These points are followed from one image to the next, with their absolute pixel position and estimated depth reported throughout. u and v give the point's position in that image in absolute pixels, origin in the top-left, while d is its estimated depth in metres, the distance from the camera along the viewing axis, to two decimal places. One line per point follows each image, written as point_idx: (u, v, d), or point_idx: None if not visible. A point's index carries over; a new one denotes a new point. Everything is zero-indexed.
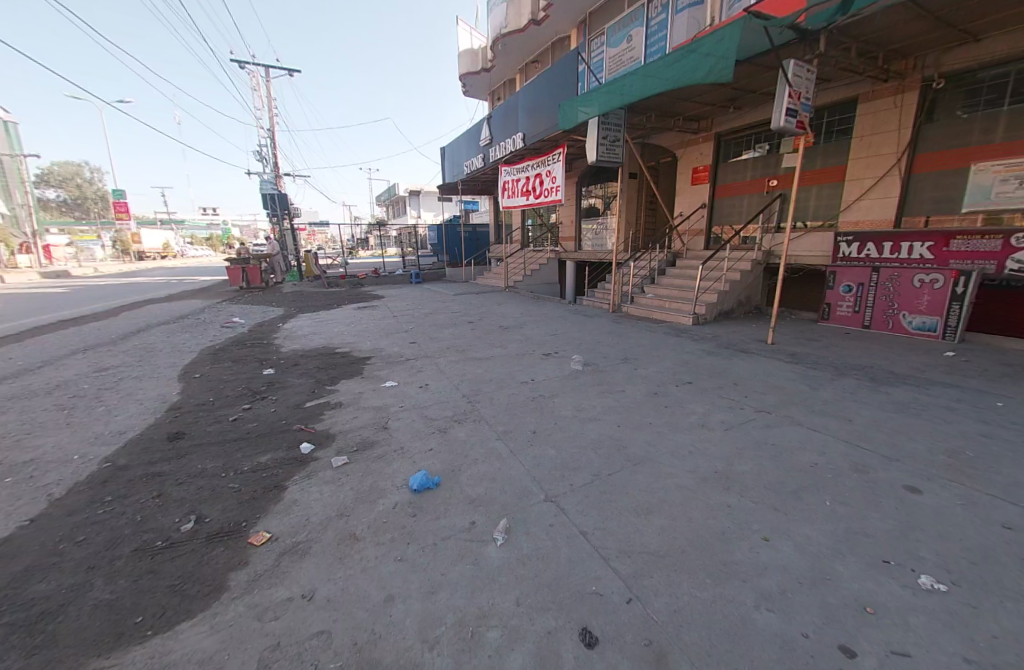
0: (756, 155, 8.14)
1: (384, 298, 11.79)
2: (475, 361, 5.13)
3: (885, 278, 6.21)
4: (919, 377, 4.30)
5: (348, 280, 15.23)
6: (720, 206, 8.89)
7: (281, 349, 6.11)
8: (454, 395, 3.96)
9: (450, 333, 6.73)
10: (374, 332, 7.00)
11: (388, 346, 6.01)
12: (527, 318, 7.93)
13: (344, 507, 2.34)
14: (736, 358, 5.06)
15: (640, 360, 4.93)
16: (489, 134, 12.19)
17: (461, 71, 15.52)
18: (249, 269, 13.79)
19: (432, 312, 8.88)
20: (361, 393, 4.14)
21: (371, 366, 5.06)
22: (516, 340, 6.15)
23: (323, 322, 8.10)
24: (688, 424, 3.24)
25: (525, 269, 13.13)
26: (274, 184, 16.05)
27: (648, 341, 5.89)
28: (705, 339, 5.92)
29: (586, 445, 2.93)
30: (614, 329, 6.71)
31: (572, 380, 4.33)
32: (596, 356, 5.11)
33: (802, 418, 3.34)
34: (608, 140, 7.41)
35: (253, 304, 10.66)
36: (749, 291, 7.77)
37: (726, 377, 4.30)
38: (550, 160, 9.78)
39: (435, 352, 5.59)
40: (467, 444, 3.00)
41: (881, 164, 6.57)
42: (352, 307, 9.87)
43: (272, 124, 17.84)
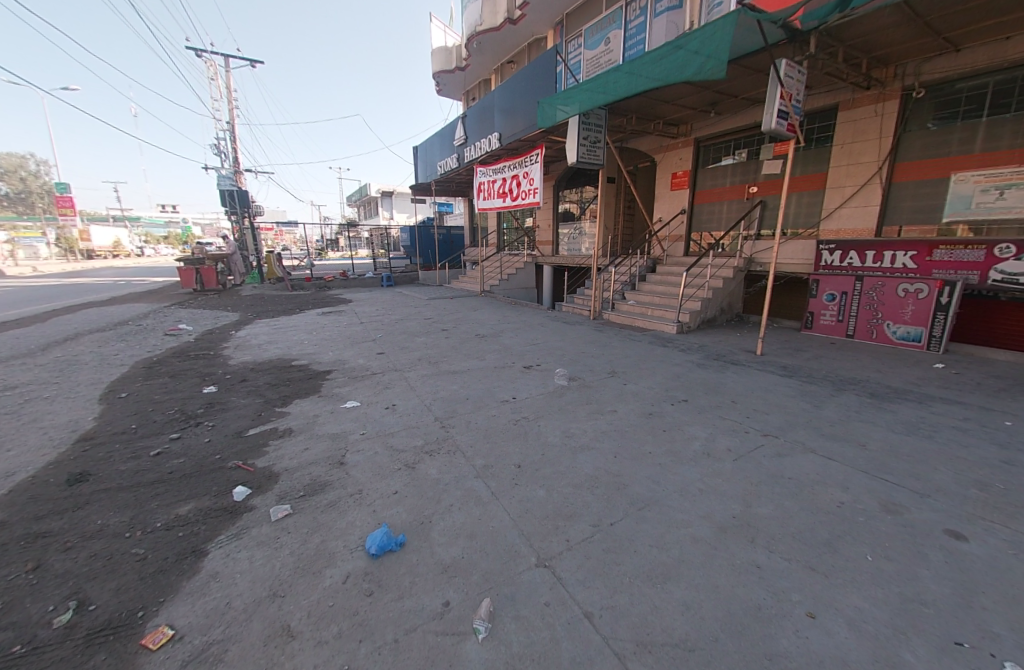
0: (736, 161, 8.02)
1: (352, 302, 11.08)
2: (448, 376, 4.63)
3: (869, 287, 6.10)
4: (918, 392, 4.14)
5: (314, 282, 14.35)
6: (700, 212, 8.72)
7: (229, 361, 5.40)
8: (424, 418, 3.46)
9: (422, 343, 6.19)
10: (338, 341, 6.38)
11: (352, 358, 5.43)
12: (506, 325, 7.48)
13: (280, 584, 1.81)
14: (729, 370, 4.78)
15: (630, 374, 4.56)
16: (464, 133, 11.70)
17: (434, 68, 14.97)
18: (203, 270, 12.72)
19: (403, 318, 8.29)
20: (315, 417, 3.57)
21: (331, 382, 4.48)
22: (495, 350, 5.69)
23: (281, 329, 7.38)
24: (692, 453, 2.87)
25: (502, 273, 12.69)
26: (232, 179, 14.98)
27: (635, 352, 5.56)
28: (693, 349, 5.64)
29: (581, 483, 2.50)
30: (597, 339, 6.35)
31: (558, 397, 3.91)
32: (582, 370, 4.71)
33: (813, 443, 3.05)
34: (589, 141, 7.05)
35: (205, 309, 9.74)
36: (731, 299, 7.61)
37: (723, 393, 3.99)
38: (528, 161, 9.40)
39: (404, 365, 5.06)
40: (439, 484, 2.52)
41: (862, 172, 6.47)
42: (315, 312, 9.14)
43: (230, 116, 16.71)
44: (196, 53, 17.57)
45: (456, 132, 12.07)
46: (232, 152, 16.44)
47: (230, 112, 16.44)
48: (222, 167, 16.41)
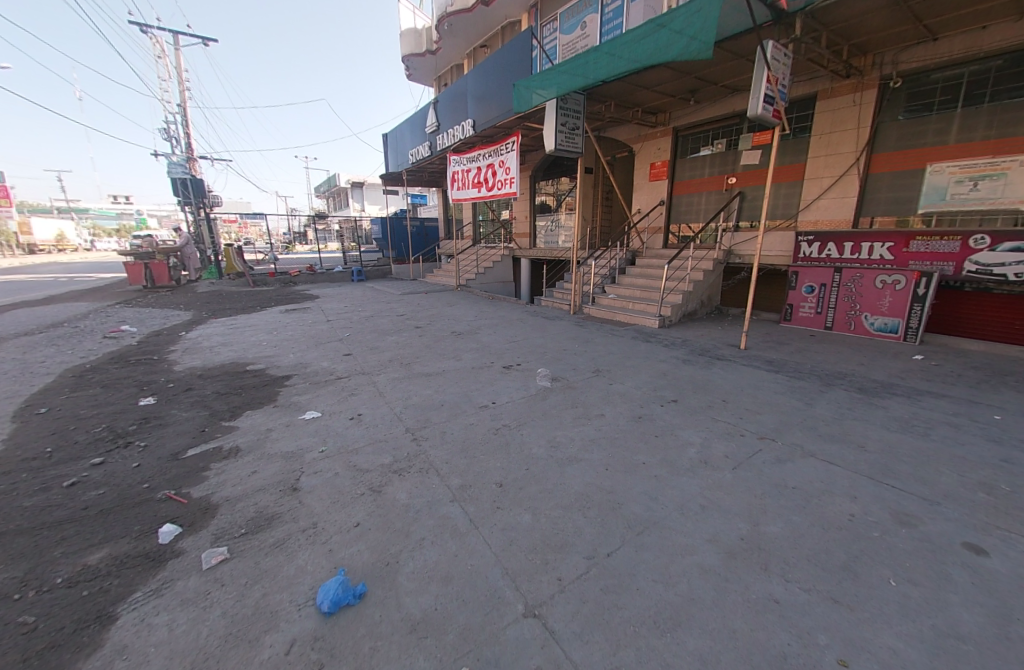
0: (714, 150, 7.88)
1: (318, 298, 10.46)
2: (421, 379, 4.26)
3: (848, 279, 6.09)
4: (905, 386, 4.07)
5: (278, 277, 13.55)
6: (678, 203, 8.57)
7: (173, 368, 4.85)
8: (393, 430, 3.10)
9: (394, 342, 5.77)
10: (302, 342, 5.88)
11: (315, 360, 4.97)
12: (483, 321, 7.13)
13: (205, 659, 1.45)
14: (716, 366, 4.60)
15: (615, 372, 4.33)
16: (435, 120, 11.17)
17: (404, 51, 14.28)
18: (153, 265, 11.75)
19: (373, 315, 7.80)
20: (268, 432, 3.15)
21: (289, 389, 4.04)
22: (472, 349, 5.36)
23: (238, 330, 6.79)
24: (688, 461, 2.64)
25: (478, 267, 12.30)
26: (184, 166, 13.90)
27: (618, 348, 5.32)
28: (677, 345, 5.47)
29: (572, 504, 2.22)
30: (578, 335, 6.11)
31: (541, 400, 3.62)
32: (565, 369, 4.44)
33: (811, 446, 2.87)
34: (567, 128, 6.72)
35: (154, 308, 8.95)
36: (711, 291, 7.51)
37: (713, 392, 3.79)
38: (503, 149, 9.01)
39: (373, 367, 4.65)
40: (409, 512, 2.18)
41: (840, 162, 6.43)
42: (277, 310, 8.53)
43: (182, 99, 15.51)
44: (141, 28, 16.16)
45: (428, 118, 11.52)
46: (185, 138, 15.27)
47: (180, 93, 15.24)
48: (174, 153, 15.22)
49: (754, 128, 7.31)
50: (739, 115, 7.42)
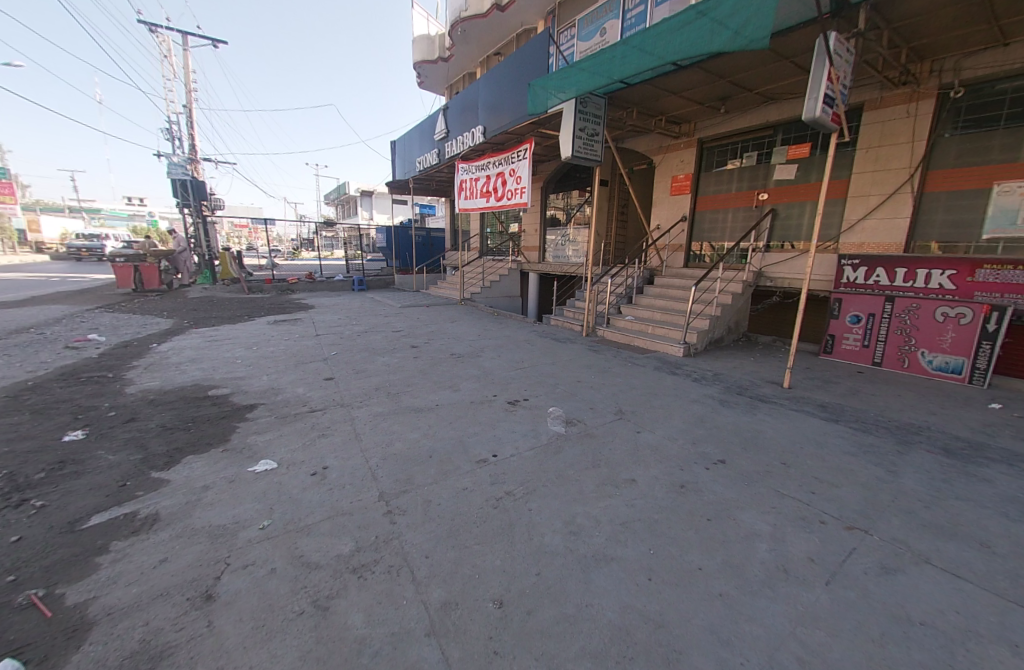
0: (744, 164, 7.26)
1: (313, 308, 9.85)
2: (409, 417, 3.55)
3: (901, 309, 5.37)
4: (998, 447, 3.32)
5: (274, 284, 12.98)
6: (702, 220, 7.93)
7: (124, 390, 4.19)
8: (363, 496, 2.38)
9: (383, 365, 5.07)
10: (281, 361, 5.20)
11: (289, 386, 4.27)
12: (486, 342, 6.43)
13: None
14: (761, 411, 3.86)
15: (642, 416, 3.61)
16: (444, 127, 10.68)
17: (415, 58, 13.95)
18: (143, 268, 11.22)
19: (366, 331, 7.12)
20: (204, 492, 2.46)
21: (247, 426, 3.35)
22: (471, 377, 4.65)
23: (215, 342, 6.15)
24: (760, 571, 1.90)
25: (484, 280, 11.68)
26: (185, 168, 13.51)
27: (641, 382, 4.60)
28: (708, 379, 4.76)
29: (604, 650, 1.49)
30: (593, 362, 5.41)
31: (553, 455, 2.90)
32: (580, 408, 3.73)
33: (920, 546, 2.12)
34: (585, 133, 6.12)
35: (134, 315, 8.34)
36: (739, 317, 6.78)
37: (766, 451, 3.06)
38: (514, 157, 8.47)
39: (354, 398, 3.95)
40: (362, 656, 1.46)
41: (889, 180, 5.76)
42: (265, 321, 7.90)
43: (188, 101, 15.21)
44: (150, 28, 16.02)
45: (437, 125, 11.02)
46: (188, 139, 14.94)
47: (187, 95, 14.96)
48: (176, 154, 14.85)
49: (789, 141, 6.70)
50: (772, 126, 6.82)
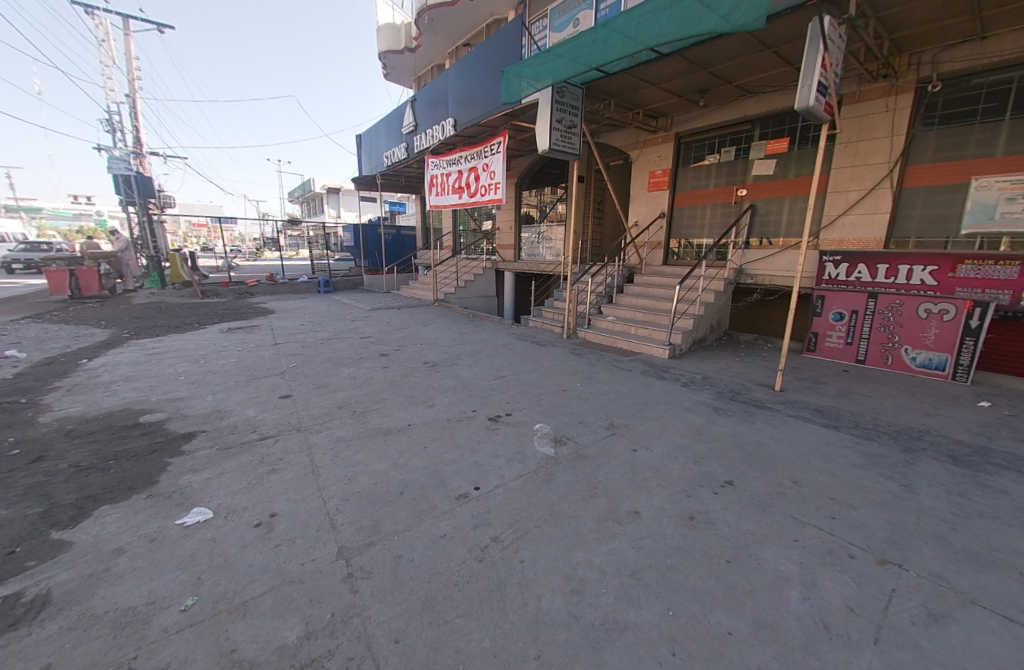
0: (722, 159, 7.12)
1: (273, 313, 9.14)
2: (376, 441, 3.11)
3: (884, 306, 5.30)
4: (999, 451, 3.21)
5: (232, 287, 12.05)
6: (680, 216, 7.75)
7: (37, 419, 3.55)
8: (318, 555, 1.95)
9: (349, 377, 4.58)
10: (231, 377, 4.62)
11: (238, 408, 3.74)
12: (462, 347, 6.03)
13: None
14: (758, 419, 3.63)
15: (637, 430, 3.30)
16: (412, 119, 10.13)
17: (380, 47, 13.17)
18: (81, 271, 10.12)
19: (331, 338, 6.55)
20: (115, 559, 1.97)
21: (181, 463, 2.83)
22: (447, 389, 4.23)
23: (158, 356, 5.48)
24: (799, 632, 1.61)
25: (458, 280, 11.22)
26: (128, 162, 12.36)
27: (630, 389, 4.30)
28: (698, 383, 4.53)
29: None
30: (577, 367, 5.10)
31: (544, 483, 2.55)
32: (569, 423, 3.40)
33: (960, 582, 1.90)
34: (563, 125, 5.77)
35: (66, 325, 7.44)
36: (721, 315, 6.61)
37: (773, 469, 2.80)
38: (487, 151, 8.05)
39: (313, 420, 3.46)
40: None
41: (869, 175, 5.70)
42: (217, 329, 7.20)
43: (130, 89, 13.94)
44: (85, 9, 14.62)
45: (405, 117, 10.43)
46: (132, 131, 13.70)
47: (129, 83, 13.73)
48: (118, 147, 13.59)
49: (767, 135, 6.58)
50: (750, 120, 6.69)
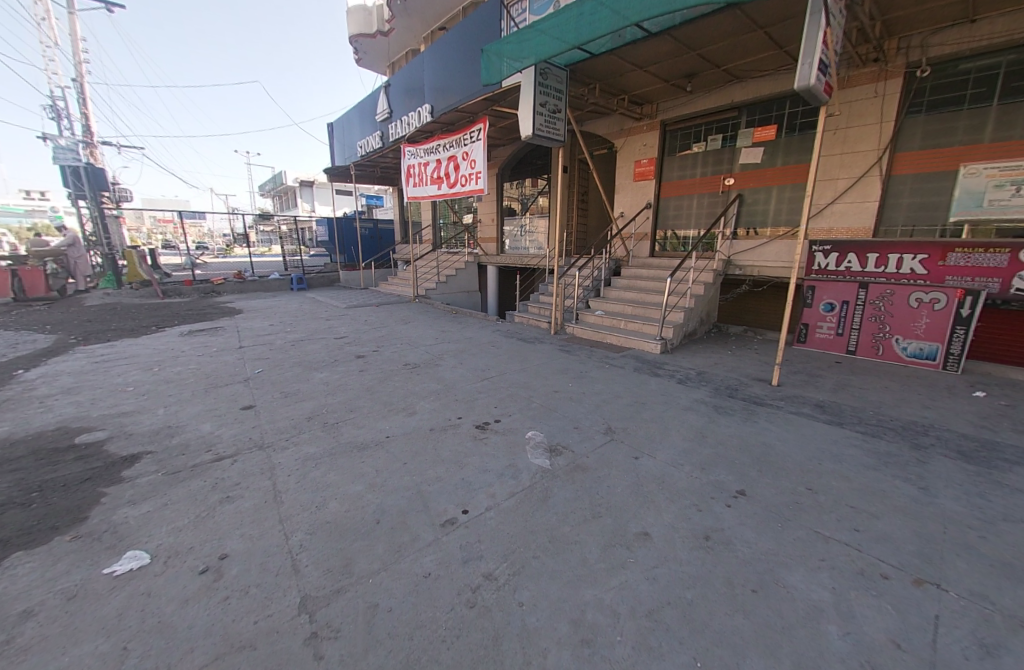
0: (708, 148, 6.94)
1: (241, 313, 8.56)
2: (350, 457, 2.77)
3: (875, 296, 5.22)
4: (1006, 444, 3.11)
5: (197, 286, 11.31)
6: (666, 206, 7.55)
7: None
8: (275, 609, 1.62)
9: (321, 383, 4.18)
10: (188, 386, 4.17)
11: (193, 424, 3.33)
12: (445, 346, 5.69)
13: None
14: (761, 418, 3.44)
15: (636, 435, 3.05)
16: (386, 106, 9.61)
17: (350, 30, 12.45)
18: (23, 271, 9.29)
19: (303, 339, 6.10)
20: (20, 626, 1.59)
21: (117, 493, 2.43)
22: (428, 393, 3.90)
23: (107, 364, 4.95)
24: None
25: (439, 275, 10.82)
26: (75, 151, 11.39)
27: (625, 388, 4.05)
28: (694, 379, 4.33)
29: None
30: (567, 365, 4.84)
31: (540, 502, 2.27)
32: (564, 429, 3.13)
33: (1005, 602, 1.72)
34: (547, 110, 5.46)
35: (5, 330, 6.74)
36: (710, 307, 6.44)
37: (785, 475, 2.60)
38: (466, 138, 7.66)
39: (277, 436, 3.08)
40: None
41: (857, 162, 5.60)
42: (178, 331, 6.63)
43: (76, 73, 12.84)
44: None
45: (379, 104, 9.89)
46: (79, 118, 12.64)
47: (76, 65, 12.65)
48: (65, 135, 12.54)
49: (754, 123, 6.42)
50: (737, 107, 6.53)
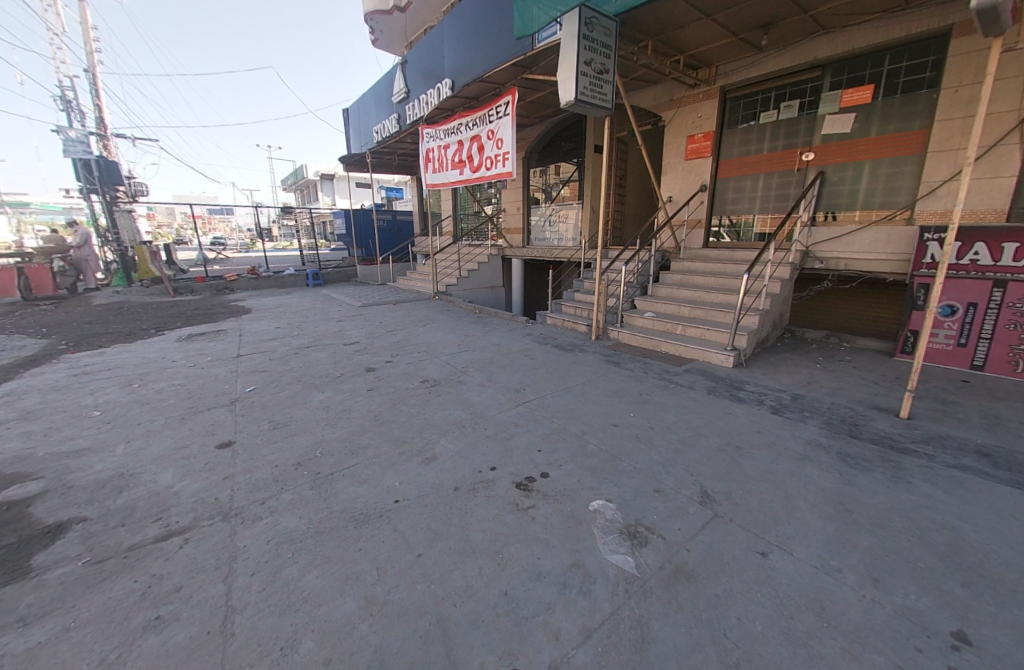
0: (779, 117, 5.82)
1: (250, 312, 7.95)
2: (341, 541, 1.94)
3: (1015, 297, 4.10)
4: None
5: (209, 282, 10.84)
6: (724, 189, 6.46)
7: None
8: None
9: (320, 409, 3.41)
10: (164, 411, 3.46)
11: (150, 473, 2.57)
12: (469, 356, 4.86)
13: None
14: (915, 478, 2.44)
15: (749, 509, 2.12)
16: (402, 84, 8.71)
17: (366, 7, 11.54)
18: (29, 269, 9.04)
19: (308, 346, 5.36)
20: None
21: (8, 604, 1.67)
22: (451, 427, 3.04)
23: (85, 378, 4.30)
24: None
25: (461, 269, 9.99)
26: (86, 144, 10.98)
27: (705, 422, 3.11)
28: (792, 408, 3.35)
29: None
30: (620, 383, 3.93)
31: (635, 659, 1.39)
32: (642, 495, 2.22)
33: None
34: (593, 69, 4.48)
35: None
36: (784, 309, 5.36)
37: (1015, 603, 1.63)
38: (492, 114, 6.71)
39: (251, 497, 2.28)
40: None
41: (988, 127, 4.40)
42: (176, 336, 6.02)
43: (88, 63, 12.40)
44: None
45: (395, 84, 9.00)
46: (92, 110, 12.27)
47: (87, 55, 12.21)
48: (78, 127, 12.14)
49: (842, 84, 5.27)
50: (820, 66, 5.38)
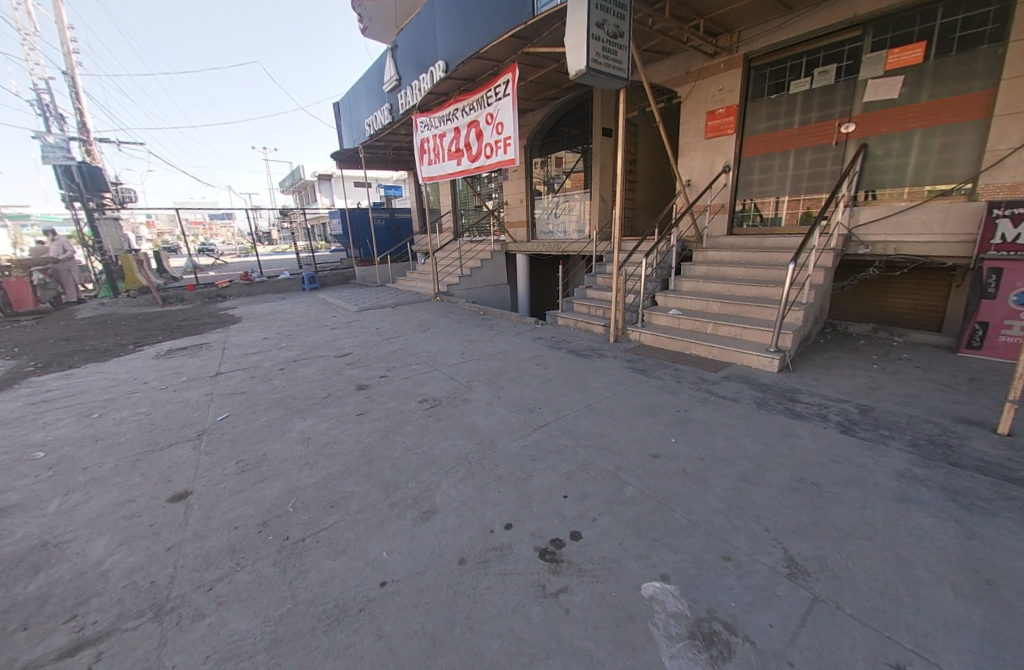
0: (812, 86, 5.18)
1: (239, 321, 7.46)
2: (306, 658, 1.40)
3: None
4: None
5: (199, 290, 10.36)
6: (750, 169, 5.84)
7: None
8: None
9: (299, 442, 2.88)
10: (119, 448, 2.95)
11: (80, 542, 2.05)
12: (473, 366, 4.32)
13: None
14: None
15: (858, 589, 1.56)
16: (392, 70, 8.10)
17: None
18: (8, 283, 8.52)
19: (296, 360, 4.84)
20: None
21: None
22: (453, 465, 2.50)
23: (41, 408, 3.81)
24: None
25: (463, 266, 9.44)
26: (67, 150, 10.51)
27: (764, 447, 2.54)
28: (864, 426, 2.77)
29: None
30: (650, 397, 3.36)
31: None
32: (710, 569, 1.66)
33: None
34: (605, 33, 3.88)
35: None
36: (827, 300, 4.76)
37: None
38: (490, 96, 6.12)
39: (197, 580, 1.76)
40: None
41: None
42: (155, 352, 5.53)
43: (67, 66, 11.89)
44: None
45: (385, 71, 8.40)
46: (73, 114, 11.75)
47: (66, 57, 11.70)
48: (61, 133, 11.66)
49: (887, 42, 4.63)
50: (860, 24, 4.74)
